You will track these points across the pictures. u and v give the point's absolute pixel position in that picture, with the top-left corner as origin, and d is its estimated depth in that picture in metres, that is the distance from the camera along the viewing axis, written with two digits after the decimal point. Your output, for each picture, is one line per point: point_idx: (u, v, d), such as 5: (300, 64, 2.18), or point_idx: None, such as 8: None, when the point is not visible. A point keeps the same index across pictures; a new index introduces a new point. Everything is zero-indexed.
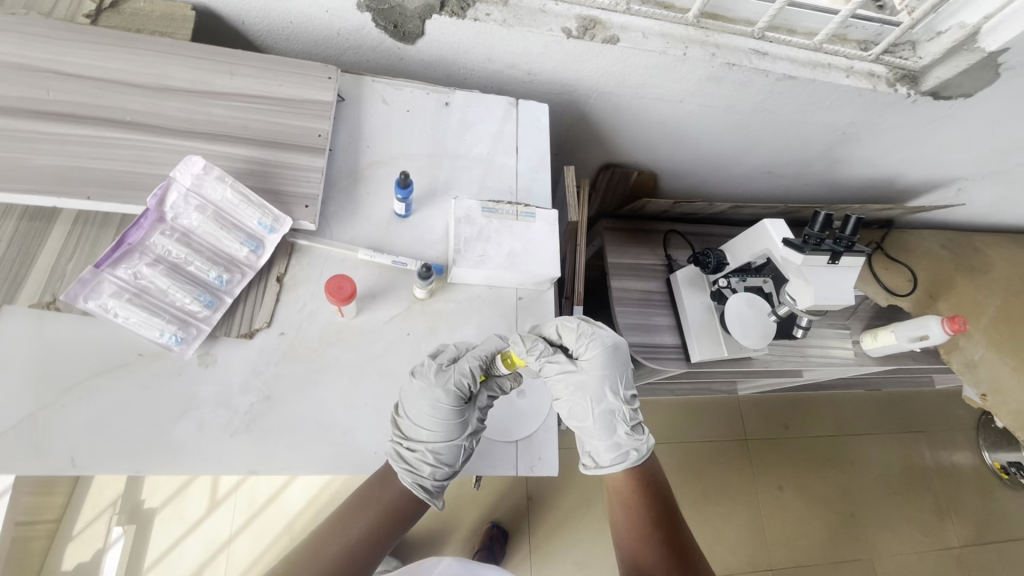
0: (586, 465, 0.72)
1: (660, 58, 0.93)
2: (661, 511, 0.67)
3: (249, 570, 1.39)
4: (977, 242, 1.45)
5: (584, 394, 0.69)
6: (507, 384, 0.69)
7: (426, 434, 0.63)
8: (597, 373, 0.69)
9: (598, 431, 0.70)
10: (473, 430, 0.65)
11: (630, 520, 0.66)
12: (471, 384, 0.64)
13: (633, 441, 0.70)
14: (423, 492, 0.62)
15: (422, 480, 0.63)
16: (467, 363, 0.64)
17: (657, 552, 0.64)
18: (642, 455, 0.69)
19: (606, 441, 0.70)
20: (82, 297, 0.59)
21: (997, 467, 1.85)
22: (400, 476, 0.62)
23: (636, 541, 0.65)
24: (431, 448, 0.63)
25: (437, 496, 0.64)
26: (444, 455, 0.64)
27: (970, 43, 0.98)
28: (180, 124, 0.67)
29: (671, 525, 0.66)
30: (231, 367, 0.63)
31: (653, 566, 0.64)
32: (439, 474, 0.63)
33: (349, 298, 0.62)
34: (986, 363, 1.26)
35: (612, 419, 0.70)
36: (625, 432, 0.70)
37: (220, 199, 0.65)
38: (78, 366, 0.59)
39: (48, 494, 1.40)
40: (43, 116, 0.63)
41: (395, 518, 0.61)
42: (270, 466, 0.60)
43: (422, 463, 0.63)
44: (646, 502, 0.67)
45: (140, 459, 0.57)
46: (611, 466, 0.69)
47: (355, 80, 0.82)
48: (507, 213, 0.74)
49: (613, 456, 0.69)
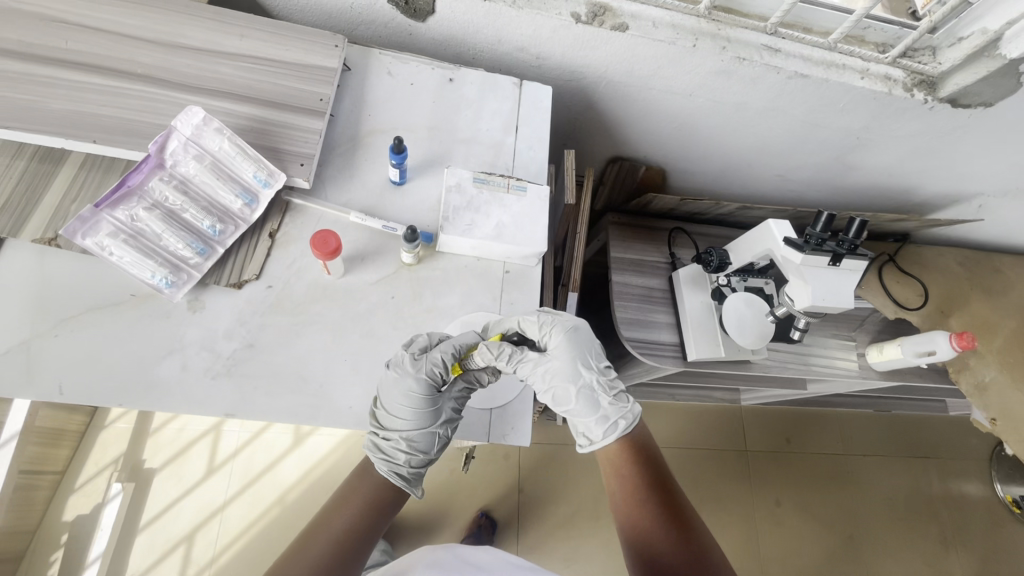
0: (581, 444, 0.73)
1: (668, 49, 0.93)
2: (655, 475, 0.67)
3: (241, 536, 1.42)
4: (997, 261, 1.39)
5: (558, 380, 0.72)
6: (484, 377, 0.70)
7: (401, 423, 0.66)
8: (566, 358, 0.72)
9: (584, 410, 0.72)
10: (446, 418, 0.69)
11: (623, 484, 0.67)
12: (443, 372, 0.66)
13: (618, 409, 0.72)
14: (401, 480, 0.66)
15: (399, 468, 0.67)
16: (439, 352, 0.66)
17: (653, 515, 0.63)
18: (630, 421, 0.71)
19: (594, 416, 0.72)
20: (81, 233, 0.63)
21: (1009, 501, 1.77)
22: (378, 467, 0.66)
23: (630, 504, 0.65)
24: (404, 436, 0.66)
25: (415, 484, 0.68)
26: (419, 443, 0.68)
27: (991, 50, 0.93)
28: (185, 79, 0.70)
29: (665, 490, 0.66)
30: (217, 313, 0.67)
31: (649, 528, 0.62)
32: (415, 461, 0.67)
33: (334, 252, 0.65)
34: (997, 387, 1.18)
35: (593, 395, 0.73)
36: (608, 402, 0.72)
37: (217, 150, 0.68)
38: (73, 301, 0.64)
39: (54, 445, 1.39)
40: (59, 63, 0.66)
41: (382, 506, 0.64)
42: (247, 411, 0.64)
43: (396, 451, 0.67)
44: (637, 468, 0.68)
45: (124, 393, 0.62)
46: (603, 440, 0.70)
47: (363, 52, 0.84)
48: (498, 185, 0.77)
49: (604, 430, 0.71)
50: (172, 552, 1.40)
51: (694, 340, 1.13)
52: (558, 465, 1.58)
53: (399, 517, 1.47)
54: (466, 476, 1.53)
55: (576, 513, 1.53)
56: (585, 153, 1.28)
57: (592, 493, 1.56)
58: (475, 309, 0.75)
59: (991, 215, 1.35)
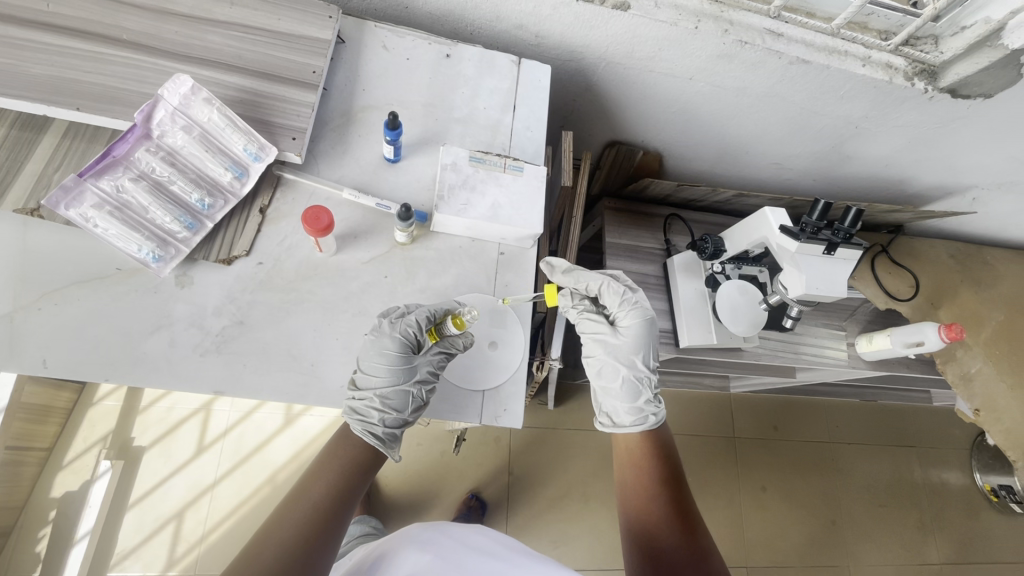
0: (605, 421, 0.84)
1: (670, 30, 0.90)
2: (670, 478, 0.76)
3: (232, 515, 1.42)
4: (987, 254, 1.39)
5: (618, 355, 0.85)
6: (460, 343, 0.71)
7: (375, 380, 0.67)
8: (631, 342, 0.85)
9: (625, 392, 0.83)
10: (420, 378, 0.69)
11: (638, 481, 0.76)
12: (417, 333, 0.68)
13: (653, 407, 0.82)
14: (375, 439, 0.67)
15: (373, 427, 0.67)
16: (414, 314, 0.68)
17: (662, 512, 0.73)
18: (659, 420, 0.82)
19: (630, 403, 0.83)
20: (64, 204, 0.62)
21: (987, 490, 1.81)
22: (354, 428, 0.67)
23: (642, 504, 0.74)
24: (378, 394, 0.67)
25: (391, 445, 0.68)
26: (394, 401, 0.68)
27: (994, 39, 0.91)
28: (174, 47, 0.68)
29: (677, 492, 0.75)
30: (206, 289, 0.67)
31: (656, 521, 0.72)
32: (389, 420, 0.68)
33: (325, 229, 0.65)
34: (981, 377, 1.20)
35: (638, 385, 0.84)
36: (648, 397, 0.83)
37: (206, 121, 0.68)
38: (57, 273, 0.64)
39: (42, 420, 1.37)
40: (43, 27, 0.65)
41: (361, 464, 0.65)
42: (234, 387, 0.65)
43: (369, 410, 0.67)
44: (653, 468, 0.77)
45: (111, 367, 0.62)
46: (632, 424, 0.81)
47: (357, 24, 0.83)
48: (494, 164, 0.77)
49: (635, 417, 0.82)
50: (161, 529, 1.40)
51: (687, 326, 1.12)
52: (548, 448, 1.59)
53: (389, 499, 1.48)
54: (456, 459, 1.54)
55: (565, 497, 1.54)
56: (581, 135, 1.27)
57: (581, 477, 1.57)
58: (467, 290, 0.76)
59: (984, 208, 1.35)
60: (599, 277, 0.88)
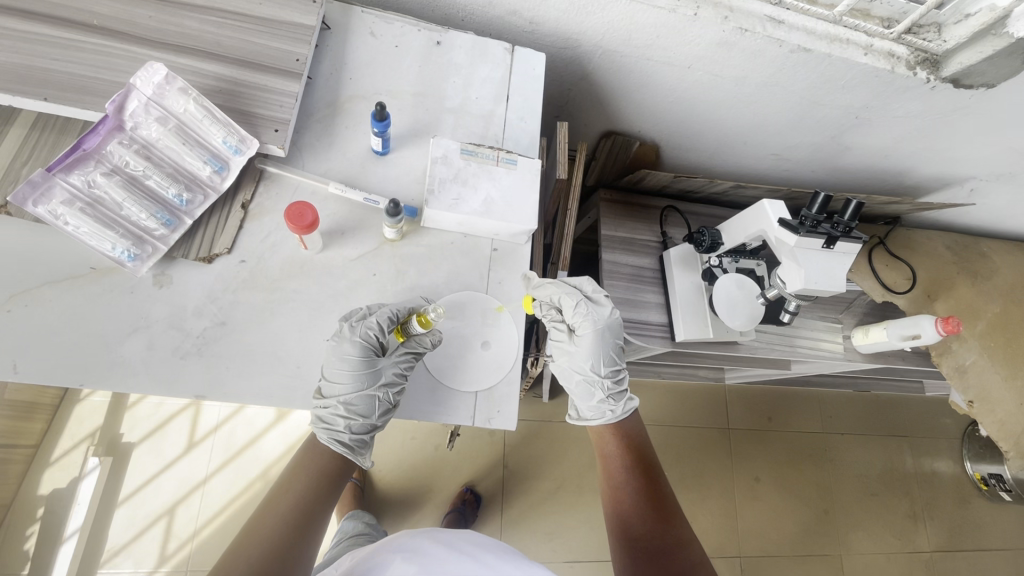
0: (572, 415, 0.89)
1: (669, 17, 0.87)
2: (639, 464, 0.79)
3: (224, 511, 1.41)
4: (984, 245, 1.38)
5: (573, 361, 0.86)
6: (426, 340, 0.69)
7: (338, 387, 0.66)
8: (585, 350, 0.85)
9: (580, 392, 0.86)
10: (386, 382, 0.68)
11: (607, 472, 0.79)
12: (379, 336, 0.67)
13: (610, 404, 0.84)
14: (342, 447, 0.67)
15: (340, 435, 0.67)
16: (375, 317, 0.67)
17: (633, 497, 0.75)
18: (617, 415, 0.83)
19: (585, 402, 0.86)
20: (32, 201, 0.60)
21: (977, 478, 1.83)
22: (320, 436, 0.68)
23: (613, 492, 0.77)
24: (342, 400, 0.66)
25: (360, 451, 0.68)
26: (360, 407, 0.68)
27: (998, 27, 0.88)
28: (148, 33, 0.65)
29: (649, 475, 0.78)
30: (186, 288, 0.65)
31: (630, 506, 0.75)
32: (356, 426, 0.68)
33: (309, 226, 0.63)
34: (976, 369, 1.19)
35: (592, 386, 0.85)
36: (602, 396, 0.84)
37: (182, 112, 0.65)
38: (30, 273, 0.62)
39: (28, 418, 1.34)
40: (9, 12, 0.62)
41: (336, 474, 0.66)
42: (217, 390, 0.63)
43: (335, 418, 0.67)
44: (621, 458, 0.80)
45: (86, 369, 0.60)
46: (589, 420, 0.85)
47: (343, 10, 0.80)
48: (486, 157, 0.74)
49: (591, 414, 0.85)
50: (152, 525, 1.37)
51: (682, 321, 1.10)
52: (542, 442, 1.58)
53: (382, 493, 1.46)
54: (450, 453, 1.52)
55: (559, 489, 1.54)
56: (576, 125, 1.24)
57: (576, 470, 1.56)
58: (460, 288, 0.74)
59: (982, 199, 1.34)
60: (555, 287, 0.82)
